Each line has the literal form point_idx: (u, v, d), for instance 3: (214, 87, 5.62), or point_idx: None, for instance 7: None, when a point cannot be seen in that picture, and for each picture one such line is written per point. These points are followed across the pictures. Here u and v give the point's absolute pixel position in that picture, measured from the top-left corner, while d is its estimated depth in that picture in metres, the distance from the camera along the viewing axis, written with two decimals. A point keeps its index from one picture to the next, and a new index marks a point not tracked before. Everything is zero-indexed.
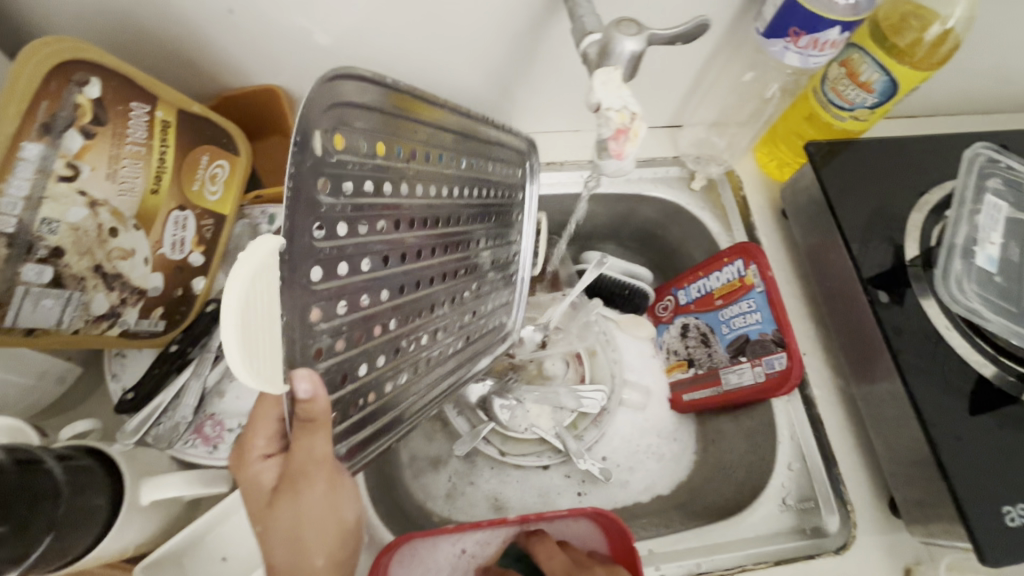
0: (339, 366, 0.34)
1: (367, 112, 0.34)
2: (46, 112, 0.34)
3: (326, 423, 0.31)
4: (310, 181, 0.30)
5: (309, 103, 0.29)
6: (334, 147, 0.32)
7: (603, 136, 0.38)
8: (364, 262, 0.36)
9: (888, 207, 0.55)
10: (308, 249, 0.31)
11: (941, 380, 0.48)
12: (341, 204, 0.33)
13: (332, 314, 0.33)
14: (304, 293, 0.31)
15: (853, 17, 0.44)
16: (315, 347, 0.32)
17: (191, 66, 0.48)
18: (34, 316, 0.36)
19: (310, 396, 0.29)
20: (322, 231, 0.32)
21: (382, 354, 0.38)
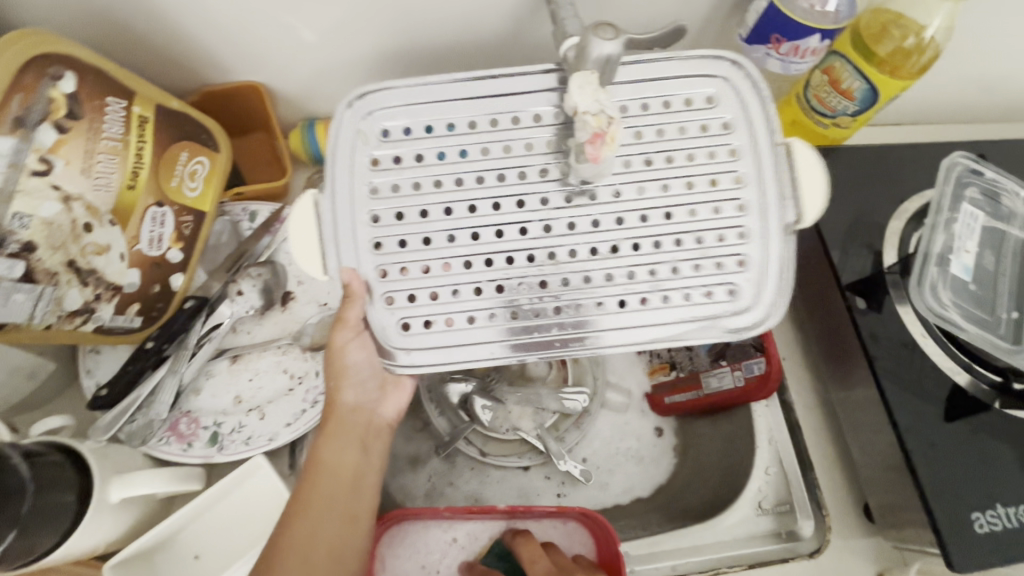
0: (400, 290, 0.39)
1: (416, 104, 0.40)
2: (20, 105, 0.34)
3: (361, 296, 0.38)
4: (356, 147, 0.40)
5: (346, 108, 0.40)
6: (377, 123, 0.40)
7: (579, 139, 0.37)
8: (440, 210, 0.39)
9: (868, 214, 0.55)
10: (368, 204, 0.39)
11: (916, 388, 0.48)
12: (398, 173, 0.40)
13: (399, 246, 0.39)
14: (365, 227, 0.39)
15: (832, 26, 0.45)
16: (376, 269, 0.39)
17: (171, 61, 0.48)
18: (4, 310, 0.36)
19: (347, 282, 0.38)
20: (378, 192, 0.39)
21: (444, 290, 0.38)
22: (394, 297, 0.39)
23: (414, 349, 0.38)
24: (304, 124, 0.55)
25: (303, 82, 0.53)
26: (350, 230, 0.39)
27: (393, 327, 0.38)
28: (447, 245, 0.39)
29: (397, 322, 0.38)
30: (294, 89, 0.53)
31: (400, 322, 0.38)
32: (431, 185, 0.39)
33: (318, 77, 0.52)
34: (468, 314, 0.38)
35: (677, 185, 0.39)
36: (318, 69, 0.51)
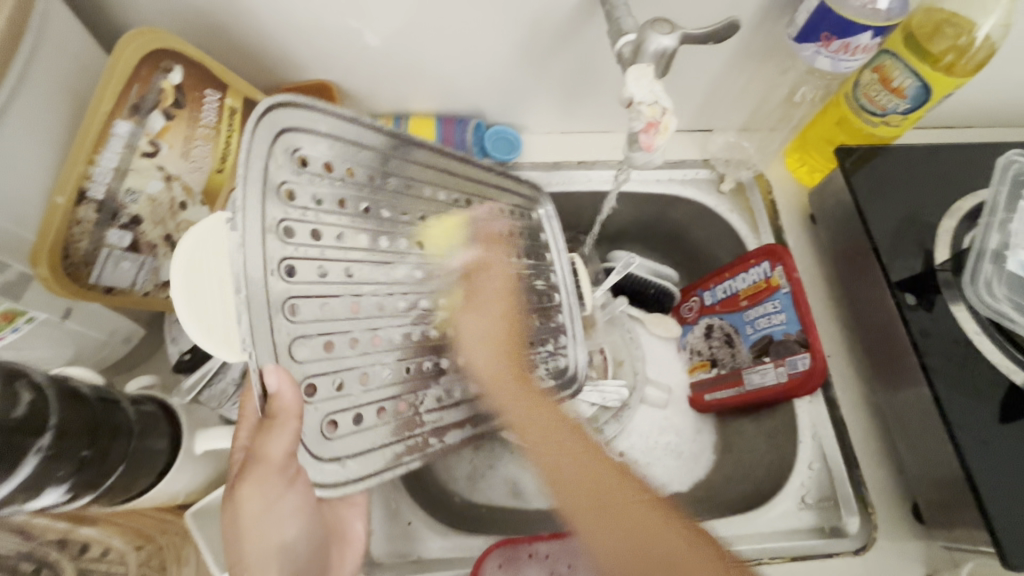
0: (325, 376, 0.38)
1: (343, 143, 0.40)
2: (137, 94, 0.39)
3: (291, 414, 0.33)
4: (274, 194, 0.36)
5: (264, 124, 0.35)
6: (300, 165, 0.37)
7: (635, 129, 0.41)
8: (345, 273, 0.40)
9: (920, 214, 0.55)
10: (282, 251, 0.36)
11: (969, 385, 0.47)
12: (307, 217, 0.38)
13: (317, 312, 0.38)
14: (280, 288, 0.35)
15: (885, 23, 0.46)
16: (291, 341, 0.36)
17: (255, 62, 0.53)
18: (113, 274, 0.41)
19: (275, 391, 0.33)
20: (292, 237, 0.37)
21: (363, 369, 0.40)
22: (314, 386, 0.37)
23: (344, 456, 0.38)
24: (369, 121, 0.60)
25: (368, 81, 0.57)
26: (264, 281, 0.34)
27: (316, 431, 0.36)
28: (353, 315, 0.40)
29: (325, 420, 0.37)
30: (358, 88, 0.57)
31: (326, 421, 0.37)
32: (331, 241, 0.39)
33: (381, 76, 0.56)
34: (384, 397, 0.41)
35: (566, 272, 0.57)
36: (382, 70, 0.55)
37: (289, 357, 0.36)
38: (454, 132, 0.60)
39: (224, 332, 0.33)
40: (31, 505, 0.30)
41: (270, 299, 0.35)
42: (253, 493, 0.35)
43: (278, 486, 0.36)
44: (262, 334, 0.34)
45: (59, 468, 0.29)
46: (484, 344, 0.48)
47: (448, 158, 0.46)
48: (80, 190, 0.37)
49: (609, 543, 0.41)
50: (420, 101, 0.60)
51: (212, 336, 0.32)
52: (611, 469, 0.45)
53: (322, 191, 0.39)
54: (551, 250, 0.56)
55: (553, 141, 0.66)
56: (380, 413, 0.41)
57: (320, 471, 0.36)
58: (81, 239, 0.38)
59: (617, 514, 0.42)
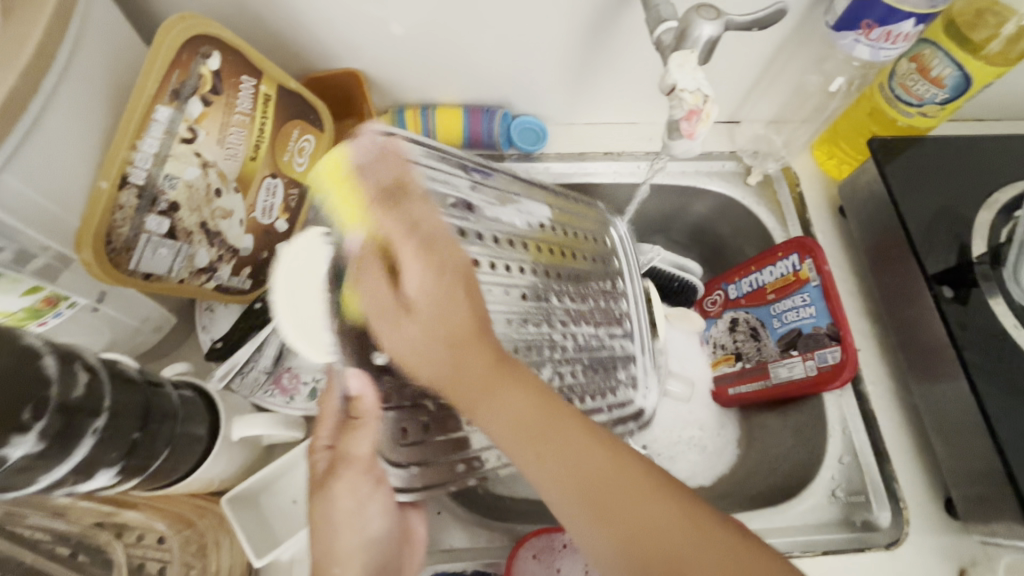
0: (402, 407, 0.42)
1: (421, 172, 0.44)
2: (177, 79, 0.39)
3: (370, 419, 0.38)
4: (347, 220, 0.40)
5: (345, 179, 0.39)
6: (369, 190, 0.41)
7: (676, 118, 0.41)
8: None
9: (955, 206, 0.54)
10: (355, 272, 0.39)
11: (1009, 379, 0.47)
12: (381, 267, 0.40)
13: (387, 334, 0.40)
14: (355, 308, 0.39)
15: (929, 11, 0.45)
16: (369, 351, 0.40)
17: (285, 49, 0.53)
18: (151, 261, 0.40)
19: (357, 392, 0.38)
20: (345, 279, 0.39)
21: (436, 388, 0.42)
22: (385, 417, 0.40)
23: (412, 487, 0.42)
24: (396, 111, 0.60)
25: (397, 70, 0.56)
26: (345, 302, 0.39)
27: (390, 435, 0.41)
28: None
29: (402, 439, 0.41)
30: (387, 77, 0.57)
31: (398, 428, 0.41)
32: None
33: (411, 65, 0.56)
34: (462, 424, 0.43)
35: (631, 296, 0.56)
36: (412, 59, 0.55)
37: (371, 367, 0.40)
38: (481, 122, 0.60)
39: (315, 335, 0.40)
40: (83, 487, 0.30)
41: (354, 329, 0.39)
42: (343, 489, 0.37)
43: (364, 486, 0.38)
44: (345, 352, 0.39)
45: (111, 450, 0.29)
46: (370, 279, 0.38)
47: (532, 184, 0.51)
48: (123, 175, 0.37)
49: (592, 544, 0.29)
50: (448, 91, 0.59)
51: (302, 339, 0.40)
52: (523, 381, 0.33)
53: (401, 213, 0.42)
54: (621, 267, 0.56)
55: (578, 132, 0.65)
56: (467, 442, 0.43)
57: (395, 470, 0.41)
58: (122, 225, 0.38)
59: (586, 478, 0.30)
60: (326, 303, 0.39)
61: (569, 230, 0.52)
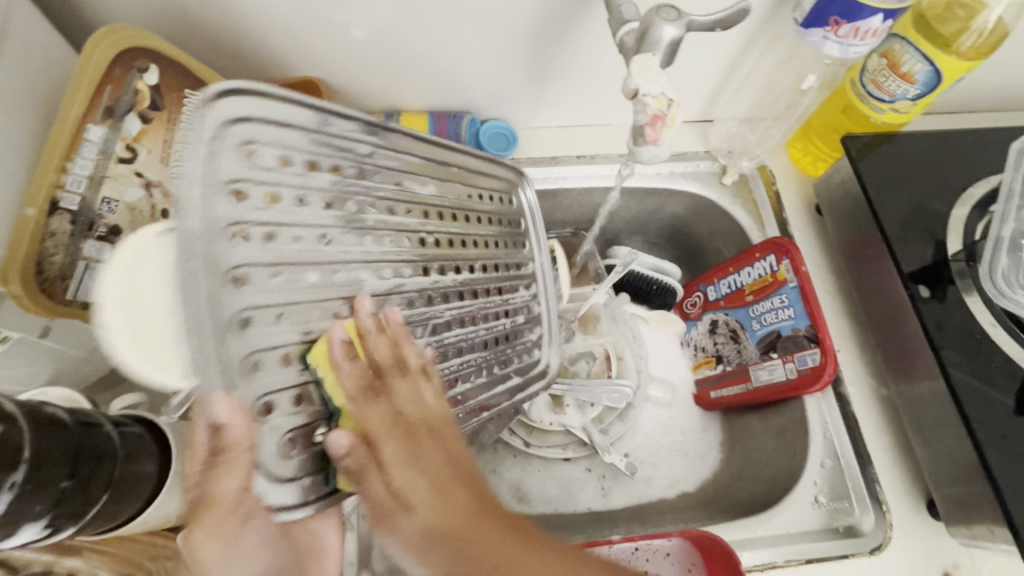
0: (287, 390, 0.32)
1: (289, 131, 0.33)
2: (110, 96, 0.37)
3: (243, 447, 0.29)
4: (221, 191, 0.30)
5: (206, 114, 0.30)
6: (250, 159, 0.31)
7: (640, 123, 0.39)
8: (293, 277, 0.33)
9: (930, 203, 0.54)
10: (233, 256, 0.30)
11: (989, 378, 0.46)
12: (263, 217, 0.32)
13: (270, 323, 0.32)
14: (231, 299, 0.30)
15: (896, 6, 0.44)
16: (243, 360, 0.30)
17: (238, 58, 0.50)
18: (91, 290, 0.37)
19: (223, 422, 0.28)
20: (248, 240, 0.31)
21: (333, 386, 0.34)
22: (273, 403, 0.31)
23: (300, 483, 0.32)
24: None
25: (357, 77, 0.54)
26: (212, 298, 0.29)
27: (276, 451, 0.31)
28: (308, 333, 0.33)
29: (283, 441, 0.31)
30: (347, 84, 0.55)
31: (285, 442, 0.32)
32: (291, 238, 0.33)
33: (371, 71, 0.54)
34: (346, 423, 0.34)
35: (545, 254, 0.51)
36: (372, 65, 0.53)
37: (245, 371, 0.30)
38: (447, 128, 0.58)
39: (160, 355, 0.29)
40: (8, 543, 0.27)
41: (221, 304, 0.29)
42: (204, 538, 0.30)
43: (232, 527, 0.30)
44: (210, 357, 0.28)
45: (36, 502, 0.27)
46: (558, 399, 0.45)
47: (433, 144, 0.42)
48: (52, 201, 0.35)
49: None
50: (412, 98, 0.57)
51: (147, 363, 0.29)
52: None
53: (274, 186, 0.32)
54: (529, 237, 0.51)
55: (549, 135, 0.63)
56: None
57: (279, 494, 0.31)
58: (55, 253, 0.35)
59: None
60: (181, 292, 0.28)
61: (485, 192, 0.47)
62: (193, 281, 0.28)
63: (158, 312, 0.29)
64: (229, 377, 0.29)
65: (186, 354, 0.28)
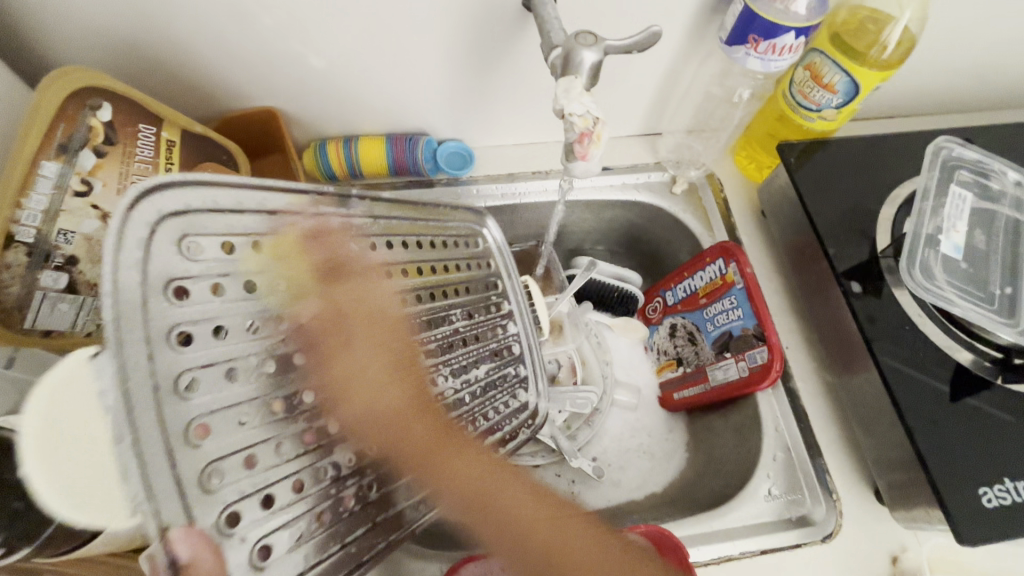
0: (252, 494, 0.32)
1: (234, 215, 0.35)
2: (63, 133, 0.39)
3: None
4: (161, 292, 0.31)
5: (134, 214, 0.30)
6: (192, 253, 0.33)
7: (570, 140, 0.42)
8: (261, 364, 0.35)
9: (861, 203, 0.57)
10: (177, 363, 0.31)
11: (918, 365, 0.49)
12: (207, 312, 0.33)
13: (231, 426, 0.32)
14: (178, 410, 0.30)
15: (807, 23, 0.48)
16: (200, 474, 0.30)
17: (196, 92, 0.53)
18: (48, 318, 0.38)
19: (188, 560, 0.28)
20: (191, 343, 0.32)
21: (314, 468, 0.36)
22: (238, 513, 0.32)
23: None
24: (318, 145, 0.60)
25: (313, 106, 0.57)
26: (155, 409, 0.29)
27: (247, 562, 0.31)
28: (273, 415, 0.34)
29: (257, 547, 0.32)
30: (304, 112, 0.57)
31: (257, 548, 0.32)
32: (241, 333, 0.34)
33: (326, 100, 0.56)
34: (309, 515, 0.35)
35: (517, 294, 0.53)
36: (325, 93, 0.55)
37: (200, 488, 0.30)
38: (404, 150, 0.61)
39: (109, 498, 0.30)
40: None
41: (166, 425, 0.29)
42: None
43: None
44: (161, 476, 0.28)
45: None
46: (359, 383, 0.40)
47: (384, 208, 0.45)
48: (7, 235, 0.36)
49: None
50: (369, 123, 0.60)
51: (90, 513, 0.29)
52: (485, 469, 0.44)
53: (219, 276, 0.34)
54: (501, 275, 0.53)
55: (505, 153, 0.66)
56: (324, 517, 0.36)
57: None
58: (10, 284, 0.37)
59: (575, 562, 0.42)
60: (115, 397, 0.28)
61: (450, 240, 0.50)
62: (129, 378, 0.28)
63: (95, 458, 0.29)
64: (183, 493, 0.29)
65: (133, 486, 0.27)
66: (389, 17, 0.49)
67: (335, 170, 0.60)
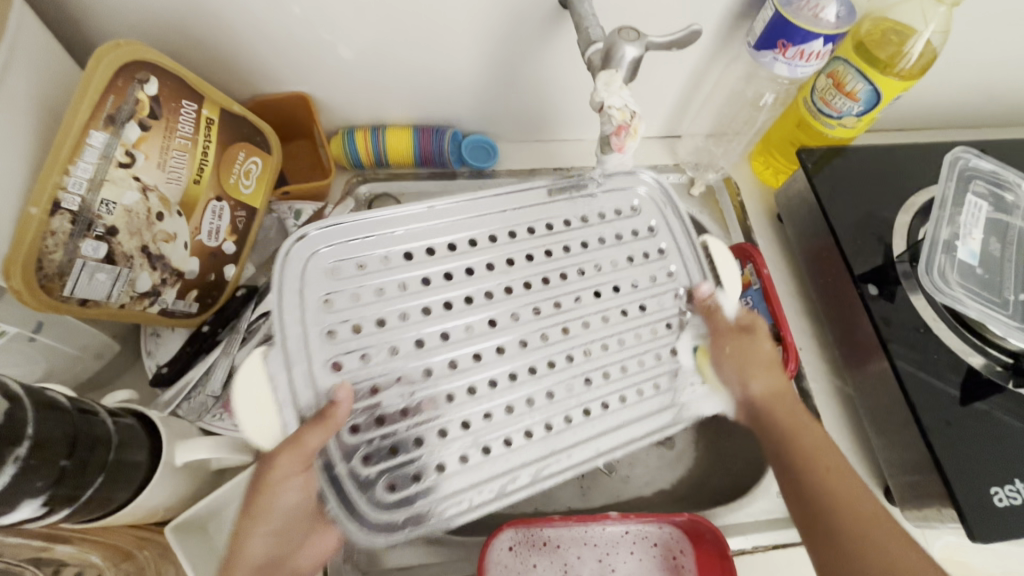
0: (362, 410, 0.39)
1: (394, 220, 0.44)
2: (112, 104, 0.39)
3: (334, 426, 0.37)
4: (317, 275, 0.41)
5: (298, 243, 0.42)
6: (341, 256, 0.42)
7: (607, 132, 0.43)
8: (404, 317, 0.41)
9: (877, 210, 0.58)
10: (322, 321, 0.40)
11: (931, 368, 0.50)
12: (360, 283, 0.41)
13: (358, 360, 0.40)
14: (324, 349, 0.39)
15: (834, 31, 0.49)
16: (330, 387, 0.39)
17: (231, 73, 0.53)
18: (88, 287, 0.40)
19: (336, 401, 0.37)
20: (334, 305, 0.41)
21: (436, 398, 0.39)
22: (355, 424, 0.38)
23: (383, 481, 0.38)
24: (346, 133, 0.61)
25: (345, 94, 0.58)
26: (303, 343, 0.39)
27: (351, 457, 0.38)
28: (420, 354, 0.40)
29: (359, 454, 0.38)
30: (335, 100, 0.58)
31: (358, 454, 0.38)
32: (373, 297, 0.41)
33: (357, 88, 0.57)
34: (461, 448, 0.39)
35: (692, 252, 0.47)
36: (357, 81, 0.56)
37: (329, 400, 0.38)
38: (431, 141, 0.61)
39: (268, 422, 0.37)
40: (5, 520, 0.29)
41: (312, 355, 0.39)
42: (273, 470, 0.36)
43: (296, 471, 0.36)
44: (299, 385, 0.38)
45: (35, 478, 0.29)
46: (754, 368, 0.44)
47: (550, 190, 0.47)
48: (54, 201, 0.37)
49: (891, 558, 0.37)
50: (397, 112, 0.61)
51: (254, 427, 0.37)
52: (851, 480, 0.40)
53: (363, 261, 0.42)
54: (667, 235, 0.48)
55: (528, 149, 0.67)
56: (436, 437, 0.39)
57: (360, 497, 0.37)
58: (55, 251, 0.37)
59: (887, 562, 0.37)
60: (282, 339, 0.39)
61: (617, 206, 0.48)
62: (290, 340, 0.39)
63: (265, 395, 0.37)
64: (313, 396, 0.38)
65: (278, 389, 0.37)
66: (428, 8, 0.50)
67: (363, 158, 0.61)
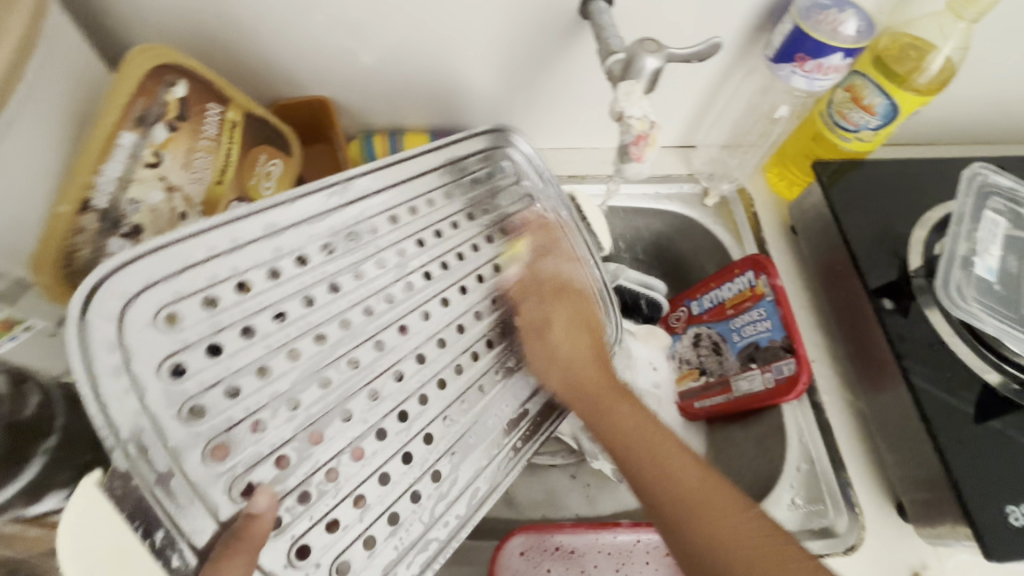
0: (312, 472, 0.33)
1: (262, 229, 0.37)
2: (142, 106, 0.40)
3: (258, 543, 0.30)
4: (166, 330, 0.33)
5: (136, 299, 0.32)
6: (203, 300, 0.34)
7: (626, 142, 0.44)
8: (323, 336, 0.36)
9: (893, 224, 0.58)
10: (210, 379, 0.33)
11: (946, 384, 0.50)
12: (246, 310, 0.35)
13: (285, 412, 0.34)
14: (218, 414, 0.32)
15: (853, 46, 0.49)
16: (256, 462, 0.32)
17: (254, 77, 0.54)
18: None
19: (261, 511, 0.30)
20: (217, 352, 0.33)
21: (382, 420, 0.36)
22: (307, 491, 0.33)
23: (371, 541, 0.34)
24: (365, 137, 0.61)
25: (364, 99, 0.58)
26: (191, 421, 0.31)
27: (287, 563, 0.31)
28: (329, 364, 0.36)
29: (293, 546, 0.32)
30: (354, 104, 0.59)
31: (297, 550, 0.32)
32: (268, 328, 0.35)
33: (377, 93, 0.58)
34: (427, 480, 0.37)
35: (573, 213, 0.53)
36: (377, 87, 0.57)
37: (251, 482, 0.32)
38: None
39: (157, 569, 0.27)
40: None
41: (207, 432, 0.31)
42: None
43: None
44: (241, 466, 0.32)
45: None
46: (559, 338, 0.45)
47: (416, 179, 0.45)
48: (83, 200, 0.37)
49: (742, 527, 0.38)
50: (415, 118, 0.61)
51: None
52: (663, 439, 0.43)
53: (234, 294, 0.35)
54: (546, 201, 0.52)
55: (543, 156, 0.68)
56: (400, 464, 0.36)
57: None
58: (82, 249, 0.38)
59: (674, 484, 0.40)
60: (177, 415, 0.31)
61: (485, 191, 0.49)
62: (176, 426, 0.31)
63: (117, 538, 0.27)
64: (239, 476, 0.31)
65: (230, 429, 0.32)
66: (450, 16, 0.50)
67: None
